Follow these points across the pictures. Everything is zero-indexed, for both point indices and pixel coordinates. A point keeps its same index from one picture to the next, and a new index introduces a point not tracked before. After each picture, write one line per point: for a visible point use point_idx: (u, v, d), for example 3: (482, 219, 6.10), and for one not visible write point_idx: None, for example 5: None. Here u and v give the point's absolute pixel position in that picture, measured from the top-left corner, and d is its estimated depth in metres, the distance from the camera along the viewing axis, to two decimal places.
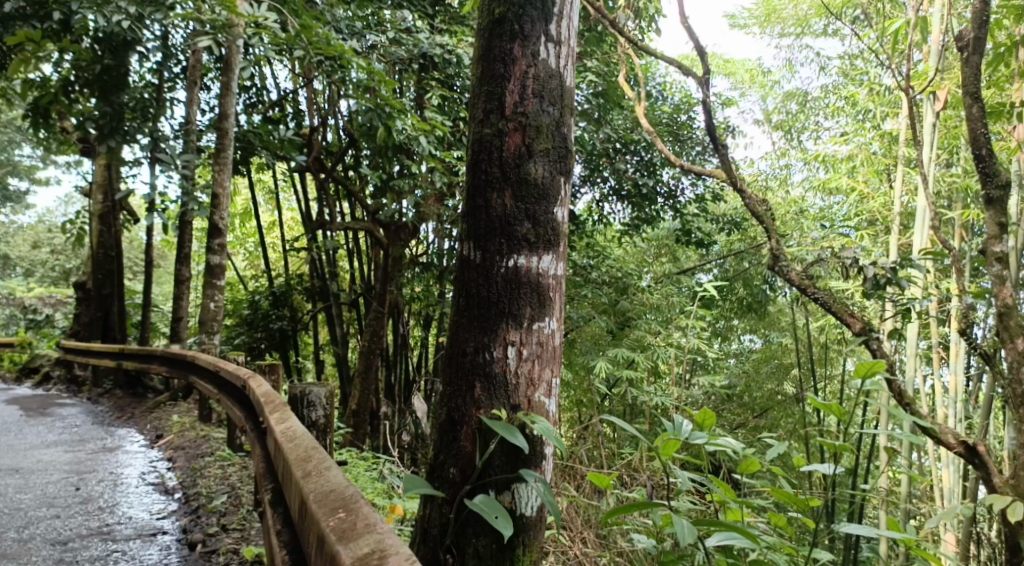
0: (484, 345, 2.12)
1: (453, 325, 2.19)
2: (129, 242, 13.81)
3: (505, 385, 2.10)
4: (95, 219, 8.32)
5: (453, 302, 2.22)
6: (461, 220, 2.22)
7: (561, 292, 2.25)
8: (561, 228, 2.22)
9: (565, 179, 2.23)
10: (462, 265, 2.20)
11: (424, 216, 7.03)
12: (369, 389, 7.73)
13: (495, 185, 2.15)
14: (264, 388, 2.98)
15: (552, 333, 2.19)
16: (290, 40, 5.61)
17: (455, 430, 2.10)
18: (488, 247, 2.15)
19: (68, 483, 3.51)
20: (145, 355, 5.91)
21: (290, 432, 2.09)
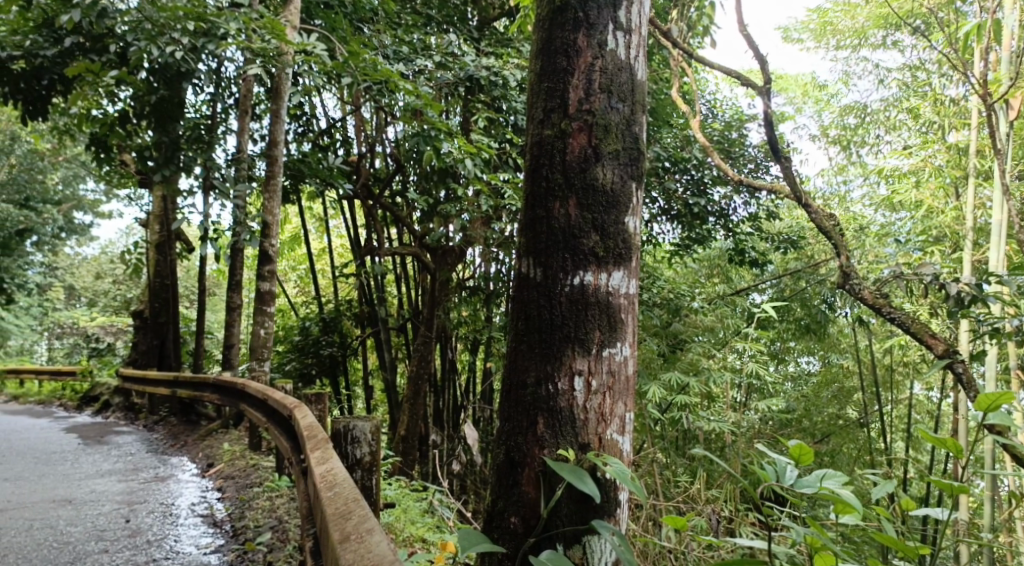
0: (548, 376, 1.99)
1: (511, 350, 2.08)
2: (184, 271, 14.17)
3: (571, 420, 1.97)
4: (151, 248, 8.54)
5: (512, 325, 2.10)
6: (521, 233, 2.12)
7: (633, 315, 2.12)
8: (633, 241, 2.09)
9: (636, 185, 2.10)
10: (520, 283, 2.09)
11: (471, 239, 6.98)
12: (418, 415, 7.66)
13: (558, 194, 2.04)
14: (310, 420, 2.90)
15: (624, 360, 2.05)
16: (337, 66, 5.67)
17: (515, 473, 1.98)
18: (550, 263, 2.03)
19: (118, 515, 3.49)
20: (197, 382, 5.96)
21: (330, 477, 2.01)
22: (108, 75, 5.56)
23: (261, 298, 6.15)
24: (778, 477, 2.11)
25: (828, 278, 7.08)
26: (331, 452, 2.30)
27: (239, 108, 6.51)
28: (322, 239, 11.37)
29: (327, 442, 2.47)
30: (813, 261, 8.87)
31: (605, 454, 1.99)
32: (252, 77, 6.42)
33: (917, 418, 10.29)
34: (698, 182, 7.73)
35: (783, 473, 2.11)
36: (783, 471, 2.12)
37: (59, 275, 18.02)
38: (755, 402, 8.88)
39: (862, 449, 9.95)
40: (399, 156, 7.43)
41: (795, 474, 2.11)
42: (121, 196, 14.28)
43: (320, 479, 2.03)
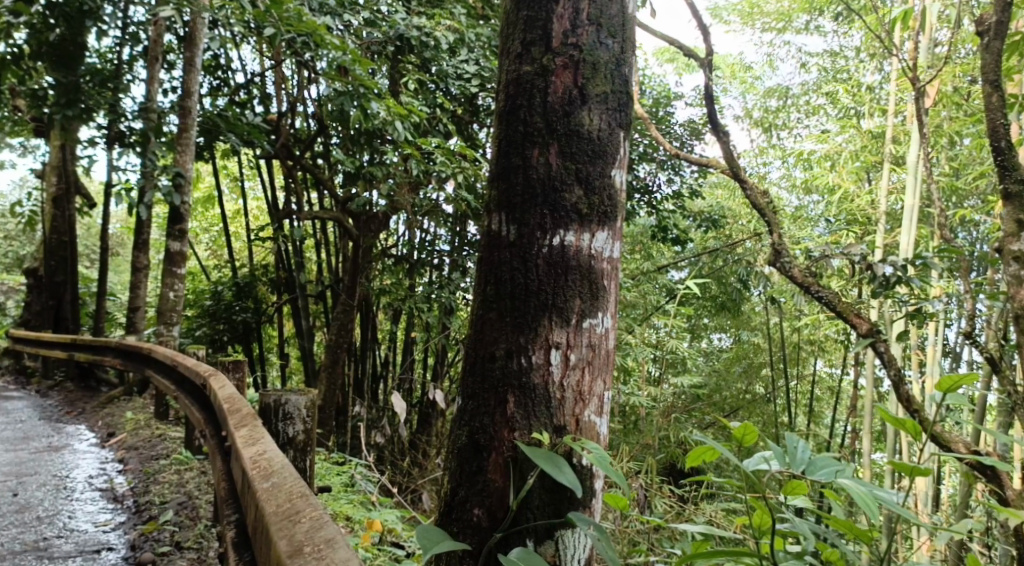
0: (520, 347, 1.83)
1: (479, 319, 1.91)
2: (84, 229, 13.30)
3: (546, 398, 1.82)
4: (47, 203, 7.88)
5: (478, 290, 1.94)
6: (492, 188, 1.95)
7: (615, 284, 1.97)
8: (619, 201, 1.95)
9: (624, 135, 1.95)
10: (489, 243, 1.93)
11: (397, 206, 6.74)
12: (337, 385, 7.45)
13: (537, 144, 1.88)
14: (230, 391, 2.69)
15: (607, 333, 1.91)
16: (257, 14, 5.30)
17: (480, 459, 1.83)
18: (527, 220, 1.87)
19: (5, 488, 3.18)
20: (98, 347, 5.55)
21: (264, 463, 1.83)
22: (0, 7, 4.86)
23: (171, 258, 5.77)
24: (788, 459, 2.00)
25: (746, 257, 7.29)
26: (262, 429, 2.13)
27: (149, 54, 6.03)
28: (236, 199, 10.82)
29: (254, 417, 2.29)
30: (731, 240, 9.10)
31: (582, 436, 1.84)
32: (163, 21, 5.95)
33: (819, 393, 10.85)
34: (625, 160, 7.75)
35: (799, 453, 2.00)
36: (796, 452, 2.02)
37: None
38: (670, 376, 9.11)
39: (768, 422, 10.42)
40: (322, 116, 7.07)
41: (810, 457, 2.02)
42: (13, 144, 13.20)
43: (252, 464, 1.84)
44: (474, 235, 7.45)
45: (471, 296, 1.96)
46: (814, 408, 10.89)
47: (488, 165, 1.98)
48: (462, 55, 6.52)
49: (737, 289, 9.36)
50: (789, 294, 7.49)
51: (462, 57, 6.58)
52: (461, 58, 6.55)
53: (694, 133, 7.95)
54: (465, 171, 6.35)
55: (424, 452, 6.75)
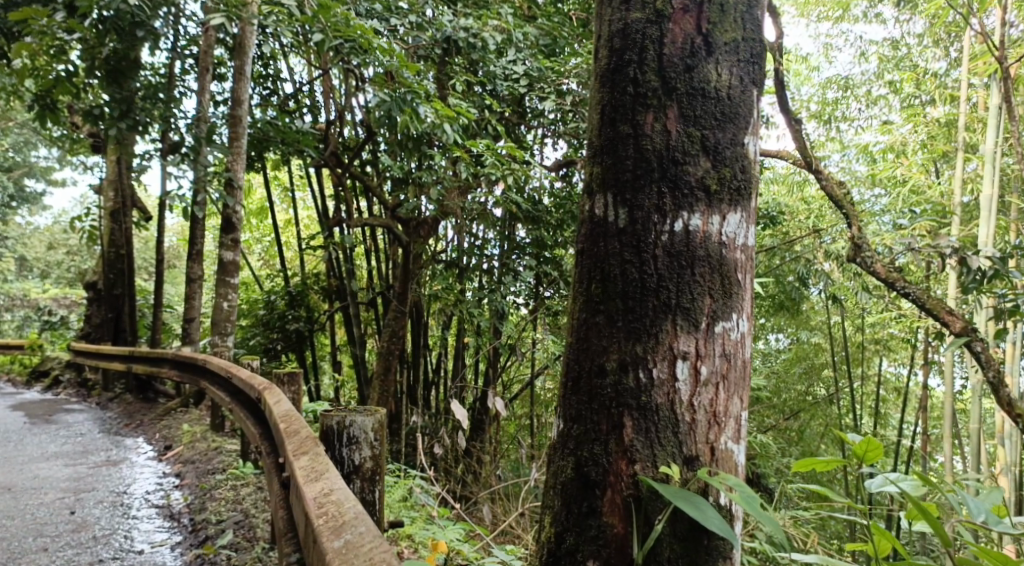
0: (641, 357, 1.76)
1: (584, 322, 1.85)
2: (141, 243, 13.67)
3: (672, 418, 1.74)
4: (106, 217, 8.05)
5: (584, 278, 1.88)
6: (599, 161, 1.89)
7: (748, 286, 1.87)
8: (751, 182, 1.86)
9: (755, 102, 1.88)
10: (596, 225, 1.87)
11: (447, 210, 6.67)
12: (389, 392, 7.41)
13: (652, 108, 1.82)
14: (286, 408, 2.60)
15: (742, 337, 1.82)
16: (306, 19, 5.28)
17: (592, 498, 1.76)
18: (642, 204, 1.80)
19: (62, 506, 3.18)
20: (155, 358, 5.61)
21: (333, 508, 1.67)
22: (55, 22, 4.93)
23: (224, 268, 5.79)
24: (967, 504, 1.97)
25: (807, 254, 6.99)
26: (326, 465, 1.97)
27: (200, 65, 6.07)
28: (287, 211, 10.93)
29: (316, 444, 2.16)
30: (789, 237, 8.75)
31: (719, 467, 1.76)
32: (213, 29, 6.00)
33: (884, 395, 10.37)
34: None
35: (977, 501, 1.97)
36: (971, 501, 1.99)
37: (11, 244, 17.31)
38: None
39: (831, 425, 10.01)
40: (369, 122, 7.04)
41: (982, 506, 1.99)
42: (73, 163, 13.64)
43: (320, 510, 1.68)
44: (525, 240, 7.28)
45: (578, 286, 1.89)
46: (880, 411, 10.40)
47: (593, 139, 1.92)
48: (510, 55, 6.43)
49: (796, 288, 9.01)
50: (854, 292, 7.15)
51: (511, 57, 6.48)
52: (509, 58, 6.45)
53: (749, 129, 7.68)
54: (515, 173, 6.22)
55: (479, 460, 6.64)
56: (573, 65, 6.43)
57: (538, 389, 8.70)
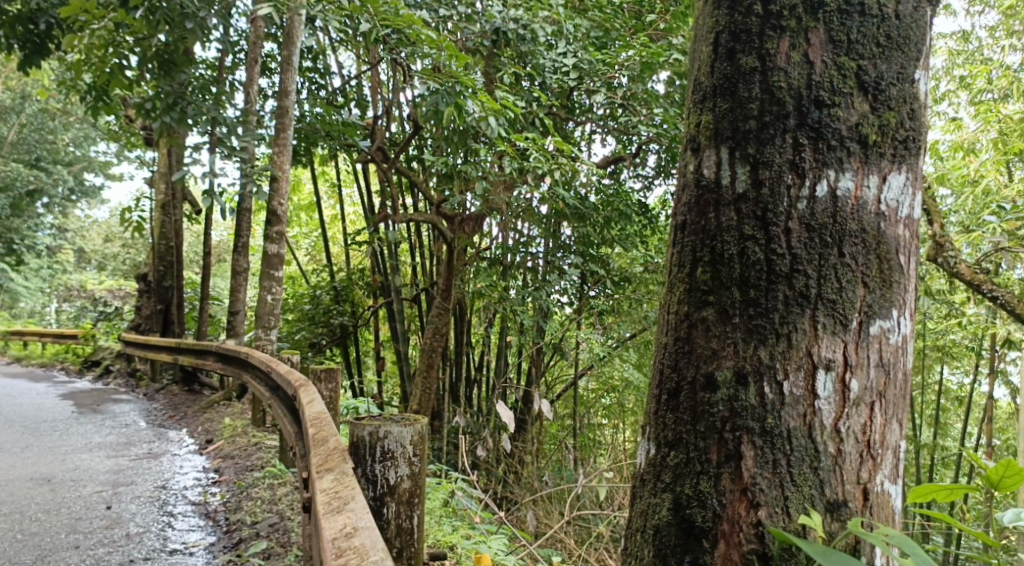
0: (772, 366, 1.61)
1: (695, 308, 1.73)
2: (193, 237, 13.96)
3: (810, 446, 1.58)
4: (157, 209, 8.16)
5: (692, 256, 1.76)
6: (713, 105, 1.78)
7: (910, 278, 1.69)
8: (920, 135, 1.69)
9: (923, 35, 1.70)
10: (709, 189, 1.75)
11: (492, 206, 6.52)
12: (430, 389, 7.33)
13: (789, 33, 1.69)
14: (321, 408, 2.52)
15: (902, 340, 1.65)
16: (354, 10, 5.14)
17: (701, 544, 1.62)
18: (771, 167, 1.67)
19: (98, 501, 3.14)
20: (200, 351, 5.63)
21: (354, 557, 1.35)
22: (105, 15, 4.93)
23: (269, 261, 5.76)
24: None
25: None
26: (349, 495, 1.68)
27: (249, 57, 6.06)
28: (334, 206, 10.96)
29: (342, 462, 1.94)
30: None
31: (876, 515, 1.59)
32: (261, 21, 5.98)
33: (944, 404, 9.89)
34: None
35: None
36: None
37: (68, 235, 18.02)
38: None
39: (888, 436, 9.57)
40: (415, 116, 6.94)
41: None
42: (131, 158, 14.02)
43: (338, 555, 1.38)
44: (569, 238, 7.36)
45: (682, 265, 1.78)
46: (940, 420, 9.91)
47: (704, 81, 1.82)
48: (561, 47, 6.30)
49: None
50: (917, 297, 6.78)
51: (560, 50, 6.35)
52: (559, 50, 6.31)
53: None
54: (562, 168, 6.04)
55: (520, 462, 6.48)
56: (625, 57, 6.28)
57: (581, 390, 8.51)
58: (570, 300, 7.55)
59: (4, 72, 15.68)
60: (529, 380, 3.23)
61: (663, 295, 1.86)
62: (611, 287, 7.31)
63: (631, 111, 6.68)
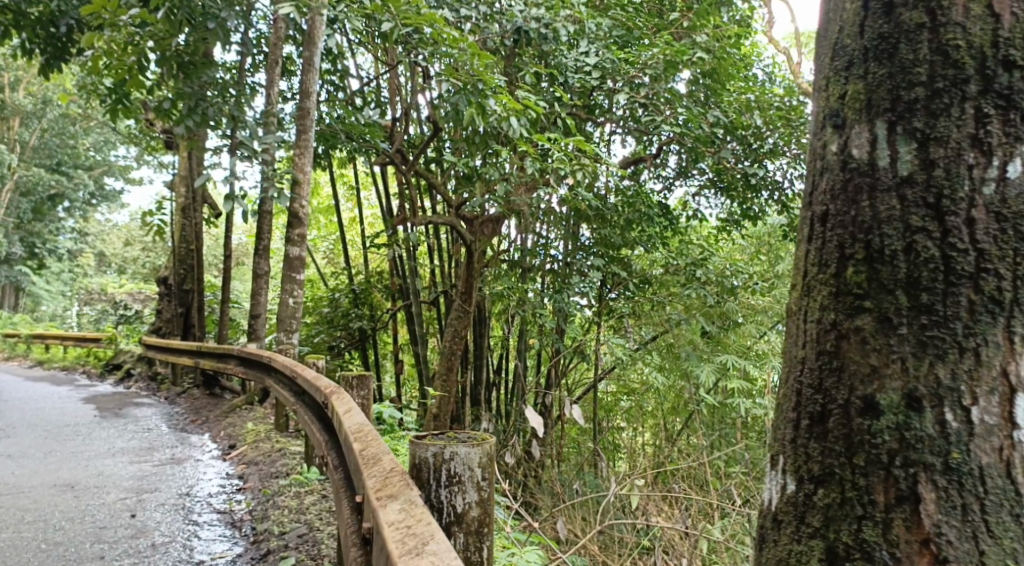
0: (955, 388, 1.42)
1: (849, 311, 1.56)
2: (213, 240, 14.05)
3: (1007, 485, 1.38)
4: (177, 212, 8.16)
5: (839, 253, 1.61)
6: (865, 71, 1.62)
7: None
8: None
9: None
10: (861, 172, 1.59)
11: (514, 207, 6.45)
12: (450, 393, 7.27)
13: None
14: (361, 420, 2.34)
15: None
16: (375, 9, 5.09)
17: None
18: (945, 149, 1.48)
19: (122, 508, 3.10)
20: (222, 354, 5.58)
21: None
22: (126, 15, 4.90)
23: (290, 263, 5.72)
24: None
25: None
26: (428, 533, 1.39)
27: (270, 58, 6.02)
28: (352, 210, 10.94)
29: (409, 487, 1.67)
30: None
31: None
32: (283, 22, 5.95)
33: None
34: (754, 153, 7.13)
35: None
36: None
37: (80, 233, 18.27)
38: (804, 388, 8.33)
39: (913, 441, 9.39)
40: (435, 118, 6.89)
41: None
42: (151, 162, 14.13)
43: None
44: (588, 240, 7.30)
45: (826, 264, 1.63)
46: None
47: (852, 44, 1.66)
48: (583, 46, 6.22)
49: None
50: None
51: (583, 49, 6.26)
52: (581, 49, 6.23)
53: None
54: (585, 169, 5.96)
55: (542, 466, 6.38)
56: (648, 57, 6.19)
57: (601, 394, 8.42)
58: (591, 304, 7.38)
59: (27, 77, 15.87)
60: (561, 389, 3.15)
61: (800, 300, 1.72)
62: (633, 288, 7.24)
63: (653, 110, 6.55)
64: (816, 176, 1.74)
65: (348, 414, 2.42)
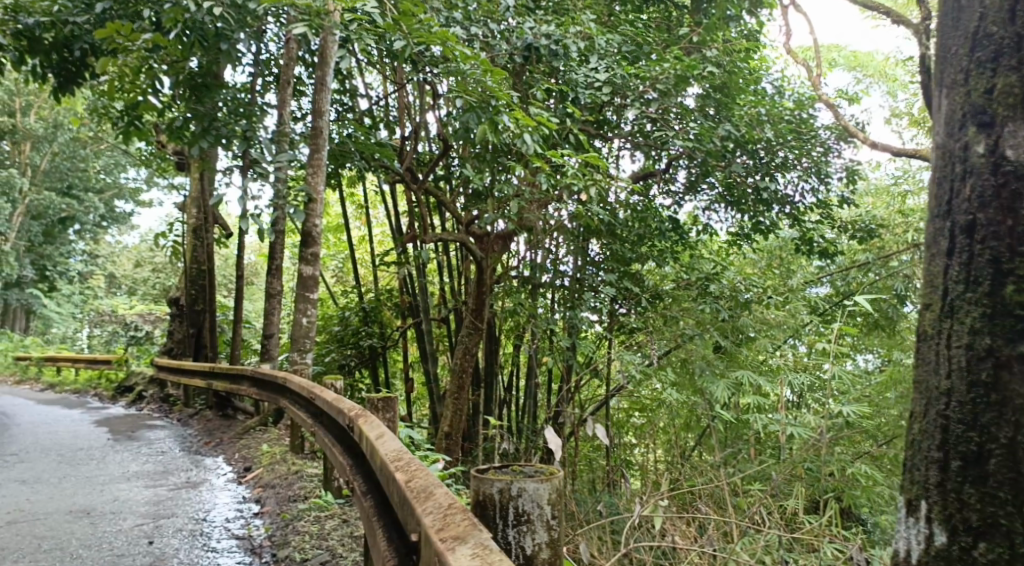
0: None
1: (1002, 304, 2.20)
2: (222, 261, 14.07)
3: None
4: (188, 233, 8.17)
5: (991, 262, 2.24)
6: (1009, 82, 2.28)
7: None
8: None
9: None
10: (1015, 184, 2.23)
11: (526, 224, 6.42)
12: (463, 411, 7.21)
13: None
14: (397, 446, 2.23)
15: None
16: (388, 28, 5.10)
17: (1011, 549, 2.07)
18: None
19: (140, 535, 3.05)
20: (235, 375, 5.54)
21: None
22: (141, 38, 4.93)
23: (304, 283, 5.70)
24: None
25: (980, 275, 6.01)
26: None
27: (281, 78, 6.04)
28: (361, 228, 10.94)
29: (474, 523, 1.49)
30: (884, 254, 8.21)
31: None
32: (294, 42, 5.98)
33: None
34: (765, 166, 7.10)
35: None
36: None
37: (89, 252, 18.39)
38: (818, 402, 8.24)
39: None
40: (445, 135, 6.90)
41: None
42: (160, 184, 14.18)
43: None
44: (599, 256, 7.31)
45: (979, 282, 2.25)
46: None
47: (993, 55, 2.31)
48: (593, 62, 6.19)
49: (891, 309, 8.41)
50: None
51: (592, 65, 6.21)
52: (591, 65, 6.18)
53: (841, 137, 7.22)
54: (598, 184, 5.94)
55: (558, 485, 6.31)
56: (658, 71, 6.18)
57: (614, 410, 8.35)
58: (602, 319, 7.38)
59: (37, 101, 16.00)
60: (582, 408, 3.08)
61: (941, 319, 2.34)
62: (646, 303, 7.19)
63: (662, 125, 6.65)
64: (953, 185, 2.39)
65: (382, 440, 2.31)
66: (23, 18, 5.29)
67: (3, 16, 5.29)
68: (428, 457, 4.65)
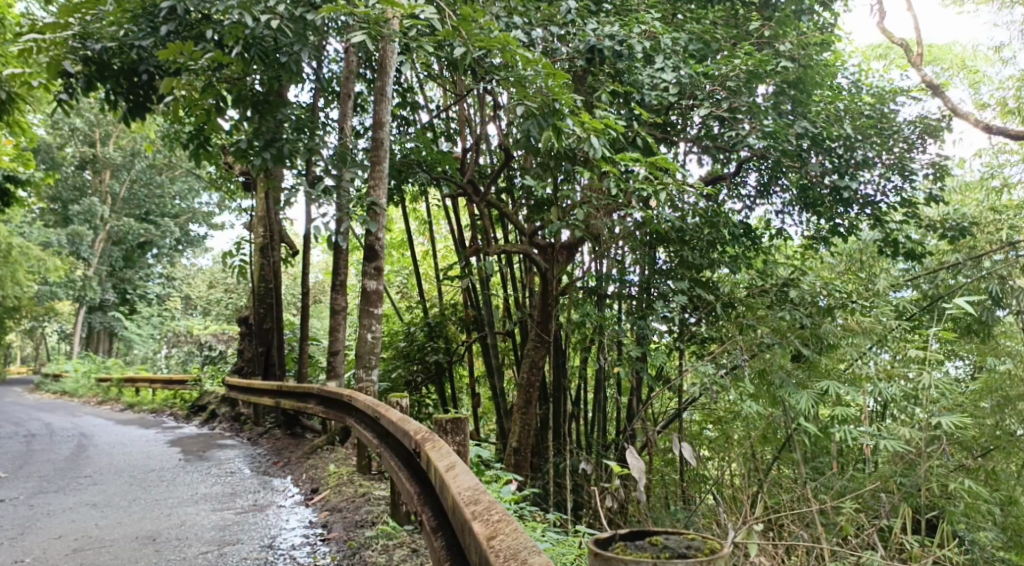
0: None
1: None
2: (290, 280, 14.31)
3: None
4: (256, 252, 8.30)
5: None
6: None
7: None
8: None
9: None
10: None
11: (592, 231, 6.22)
12: (531, 426, 7.01)
13: None
14: (472, 483, 2.05)
15: None
16: (447, 34, 4.97)
17: None
18: None
19: (204, 563, 2.98)
20: (302, 394, 5.52)
21: None
22: (203, 57, 5.00)
23: (368, 297, 5.62)
24: None
25: None
26: None
27: (342, 93, 6.03)
28: (424, 243, 10.91)
29: None
30: (976, 254, 7.62)
31: None
32: (354, 55, 5.96)
33: None
34: (844, 166, 6.66)
35: None
36: None
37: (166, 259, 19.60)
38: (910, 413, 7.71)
39: None
40: (506, 145, 6.77)
41: None
42: (231, 207, 14.55)
43: None
44: (664, 264, 6.99)
45: None
46: None
47: None
48: (659, 61, 5.93)
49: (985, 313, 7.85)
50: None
51: (658, 65, 5.95)
52: (656, 66, 5.93)
53: (928, 131, 6.80)
54: (668, 189, 5.68)
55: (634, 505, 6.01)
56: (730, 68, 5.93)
57: (686, 424, 8.01)
58: (672, 329, 6.90)
59: (116, 132, 16.77)
60: (661, 435, 2.89)
61: None
62: (719, 312, 6.84)
63: (731, 125, 6.35)
64: None
65: (454, 474, 2.13)
66: (91, 44, 5.45)
67: (73, 43, 5.48)
68: (498, 477, 4.45)
